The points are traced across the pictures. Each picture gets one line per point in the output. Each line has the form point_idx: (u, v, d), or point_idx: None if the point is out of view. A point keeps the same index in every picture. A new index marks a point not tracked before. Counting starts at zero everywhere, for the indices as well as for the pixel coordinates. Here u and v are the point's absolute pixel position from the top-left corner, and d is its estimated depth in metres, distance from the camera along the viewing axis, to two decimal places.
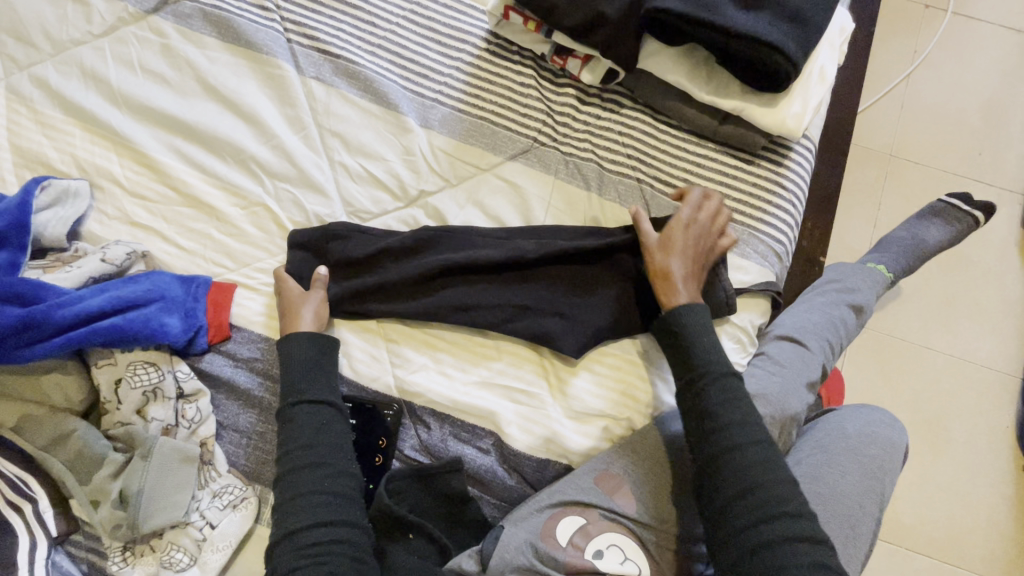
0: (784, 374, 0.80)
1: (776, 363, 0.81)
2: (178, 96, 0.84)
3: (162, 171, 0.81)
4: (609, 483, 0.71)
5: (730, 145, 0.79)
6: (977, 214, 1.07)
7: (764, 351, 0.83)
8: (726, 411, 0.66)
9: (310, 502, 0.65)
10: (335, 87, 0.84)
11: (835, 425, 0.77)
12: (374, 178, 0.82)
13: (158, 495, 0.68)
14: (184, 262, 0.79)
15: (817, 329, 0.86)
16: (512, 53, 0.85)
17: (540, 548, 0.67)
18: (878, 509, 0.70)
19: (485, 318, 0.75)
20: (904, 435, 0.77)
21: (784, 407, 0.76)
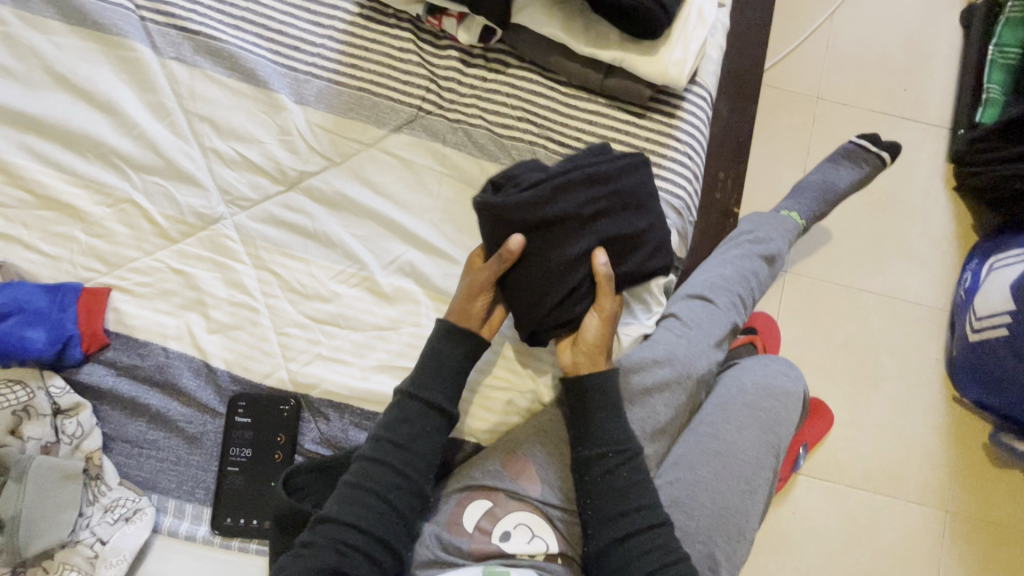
0: (691, 334, 0.79)
1: (683, 324, 0.79)
2: (27, 89, 0.77)
3: (16, 174, 0.75)
4: (514, 465, 0.70)
5: (620, 98, 0.76)
6: (883, 154, 1.06)
7: (674, 313, 0.81)
8: (632, 489, 0.66)
9: (355, 500, 0.64)
10: (199, 67, 0.78)
11: (733, 380, 0.79)
12: (251, 163, 0.77)
13: (38, 517, 0.64)
14: (49, 270, 0.74)
15: (727, 285, 0.86)
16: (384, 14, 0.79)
17: (445, 538, 0.67)
18: (775, 459, 0.73)
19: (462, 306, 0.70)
20: (797, 381, 0.81)
21: (691, 367, 0.76)
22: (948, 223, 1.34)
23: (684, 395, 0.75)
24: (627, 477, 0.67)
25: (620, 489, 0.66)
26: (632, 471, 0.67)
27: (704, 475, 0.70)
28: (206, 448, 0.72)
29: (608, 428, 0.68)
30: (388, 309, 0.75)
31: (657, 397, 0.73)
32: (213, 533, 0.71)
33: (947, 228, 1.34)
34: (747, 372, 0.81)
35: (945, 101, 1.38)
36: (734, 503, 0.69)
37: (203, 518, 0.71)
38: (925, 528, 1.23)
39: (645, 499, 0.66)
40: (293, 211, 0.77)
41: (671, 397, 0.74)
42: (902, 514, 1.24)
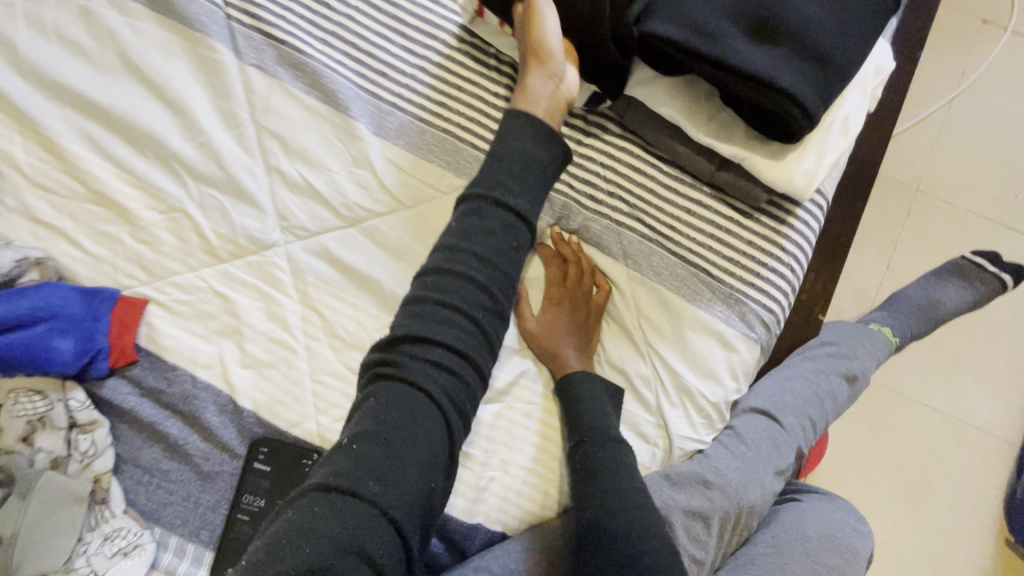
0: (749, 457, 0.71)
1: (743, 442, 0.71)
2: (96, 72, 0.73)
3: (72, 163, 0.71)
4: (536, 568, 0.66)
5: (725, 192, 0.68)
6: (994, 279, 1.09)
7: (733, 426, 0.72)
8: (610, 473, 0.62)
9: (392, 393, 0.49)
10: (278, 79, 0.72)
11: (798, 526, 0.71)
12: (315, 191, 0.72)
13: (36, 541, 0.61)
14: (88, 270, 0.69)
15: (798, 405, 0.78)
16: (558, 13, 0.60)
17: None
18: None
19: None
20: (865, 540, 0.73)
21: (742, 495, 0.68)
22: None
23: (729, 527, 0.67)
24: (606, 461, 0.62)
25: (597, 470, 0.62)
26: (606, 450, 0.63)
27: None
28: (217, 490, 0.68)
29: (583, 411, 0.64)
30: None
31: (704, 524, 0.66)
32: None
33: None
34: (808, 515, 0.73)
35: None
36: None
37: (203, 561, 0.66)
38: None
39: (623, 482, 0.61)
40: (350, 250, 0.71)
41: (721, 522, 0.67)
42: None
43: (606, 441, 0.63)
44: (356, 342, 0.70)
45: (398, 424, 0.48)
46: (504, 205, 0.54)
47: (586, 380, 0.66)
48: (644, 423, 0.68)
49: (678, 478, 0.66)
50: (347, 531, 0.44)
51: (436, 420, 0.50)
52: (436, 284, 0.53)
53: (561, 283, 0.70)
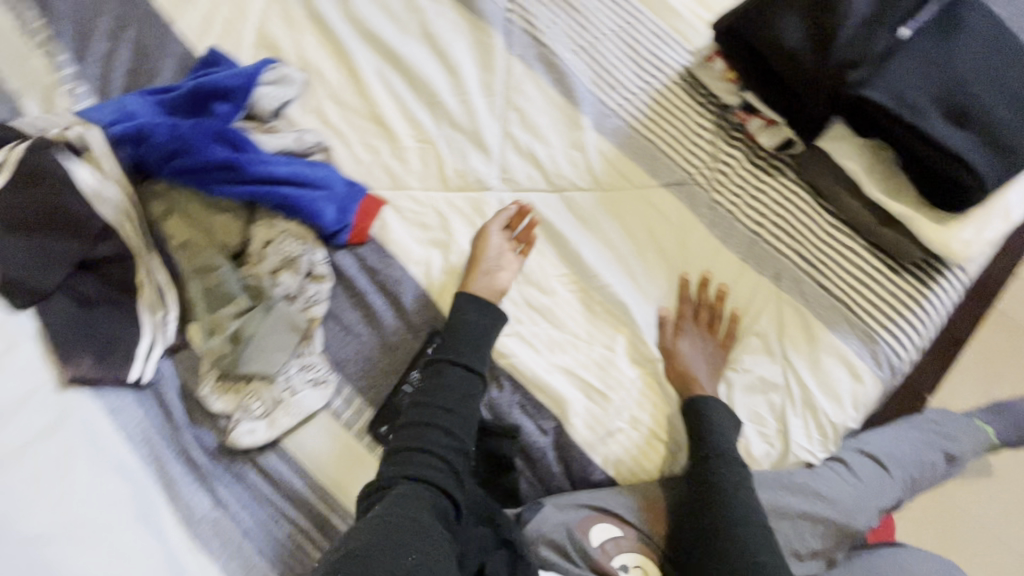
0: (859, 488, 0.77)
1: (854, 475, 0.77)
2: (400, 31, 0.95)
3: (365, 89, 0.92)
4: (649, 512, 0.75)
5: (880, 247, 0.79)
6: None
7: (845, 459, 0.79)
8: (729, 489, 0.70)
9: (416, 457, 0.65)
10: (532, 70, 0.92)
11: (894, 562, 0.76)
12: (535, 158, 0.89)
13: (262, 348, 0.78)
14: (352, 167, 0.89)
15: (904, 461, 0.84)
16: (784, 65, 0.75)
17: (574, 536, 0.71)
18: None
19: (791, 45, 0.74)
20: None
21: (849, 518, 0.74)
22: None
23: (833, 540, 0.74)
24: (727, 480, 0.70)
25: (719, 484, 0.70)
26: (728, 471, 0.71)
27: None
28: (394, 361, 0.82)
29: (712, 431, 0.73)
30: (588, 323, 0.82)
31: (808, 527, 0.74)
32: (367, 432, 0.80)
33: None
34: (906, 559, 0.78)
35: None
36: None
37: (363, 415, 0.80)
38: None
39: (739, 502, 0.69)
40: (550, 210, 0.87)
41: (826, 536, 0.74)
42: None
43: (731, 461, 0.71)
44: (535, 281, 0.84)
45: (385, 526, 0.55)
46: (460, 366, 0.73)
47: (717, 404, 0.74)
48: (762, 419, 0.77)
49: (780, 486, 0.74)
50: (402, 529, 0.55)
51: (442, 468, 0.65)
52: (427, 370, 0.74)
53: (693, 318, 0.81)
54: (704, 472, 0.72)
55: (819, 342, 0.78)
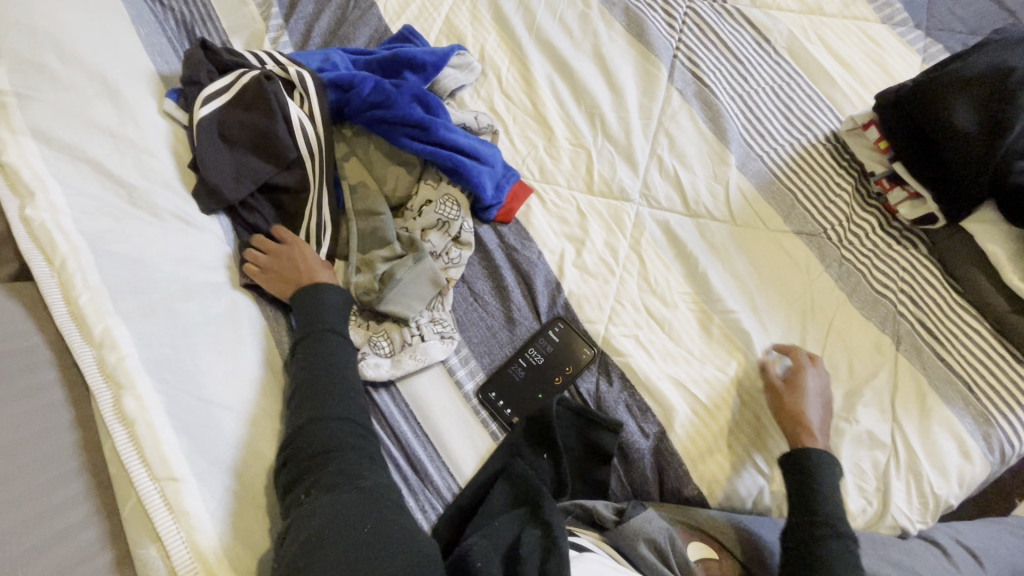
0: (955, 574, 0.78)
1: (951, 561, 0.79)
2: (574, 48, 1.05)
3: (533, 89, 1.01)
4: (750, 545, 0.75)
5: (1005, 334, 0.81)
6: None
7: (942, 544, 0.81)
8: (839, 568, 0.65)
9: (331, 426, 0.63)
10: (689, 104, 0.99)
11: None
12: (678, 182, 0.95)
13: (403, 293, 0.83)
14: (508, 153, 0.97)
15: (999, 560, 0.83)
16: (946, 139, 0.80)
17: (677, 544, 0.70)
18: None
19: (959, 121, 0.79)
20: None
21: None
22: None
23: None
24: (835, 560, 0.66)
25: (826, 560, 0.66)
26: (839, 550, 0.66)
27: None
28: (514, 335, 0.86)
29: (819, 499, 0.70)
30: (704, 343, 0.85)
31: None
32: (474, 394, 0.83)
33: None
34: None
35: None
36: None
37: (474, 377, 0.84)
38: None
39: None
40: (684, 231, 0.92)
41: None
42: None
43: (842, 541, 0.67)
44: (660, 293, 0.88)
45: (325, 536, 0.53)
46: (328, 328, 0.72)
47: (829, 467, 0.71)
48: (866, 473, 0.77)
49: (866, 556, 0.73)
50: (358, 517, 0.55)
51: (350, 423, 0.64)
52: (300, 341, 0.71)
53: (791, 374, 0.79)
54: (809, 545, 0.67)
55: (934, 417, 0.78)
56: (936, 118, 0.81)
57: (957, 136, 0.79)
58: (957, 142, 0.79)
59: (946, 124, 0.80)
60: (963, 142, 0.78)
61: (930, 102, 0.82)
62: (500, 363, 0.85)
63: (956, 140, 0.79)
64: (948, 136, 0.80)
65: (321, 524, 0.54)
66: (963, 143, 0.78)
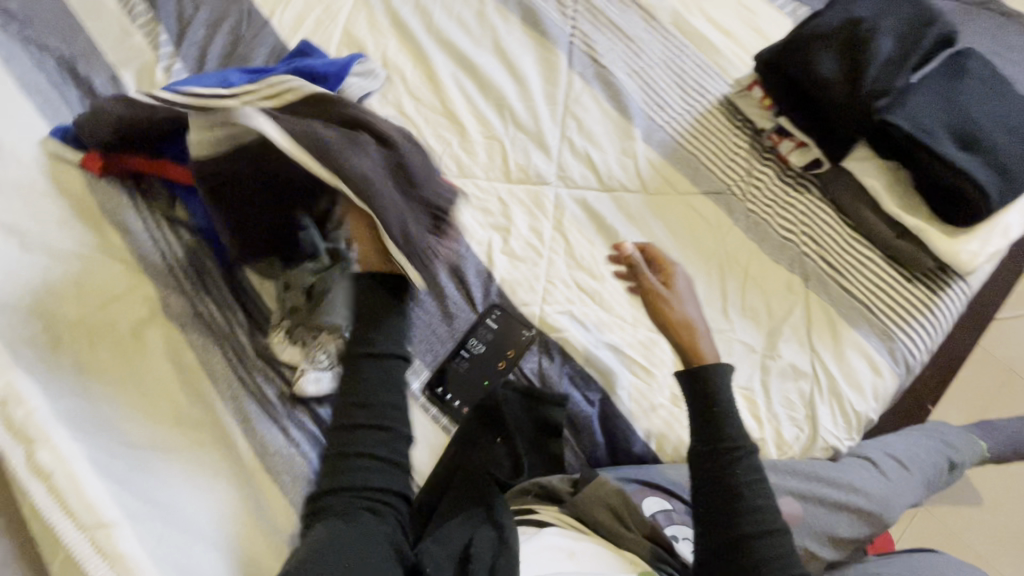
0: (886, 485, 0.84)
1: (881, 473, 0.85)
2: (475, 45, 1.07)
3: (440, 88, 1.03)
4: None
5: (896, 258, 0.89)
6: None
7: (874, 459, 0.87)
8: (751, 496, 0.61)
9: (367, 442, 0.69)
10: (591, 86, 1.03)
11: (931, 559, 0.78)
12: (589, 160, 0.99)
13: (338, 302, 0.83)
14: (424, 153, 0.98)
15: (922, 464, 0.91)
16: (814, 88, 0.88)
17: (632, 503, 0.71)
18: None
19: (824, 71, 0.86)
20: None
21: (879, 510, 0.82)
22: None
23: (868, 527, 0.81)
24: (749, 493, 0.61)
25: (740, 493, 0.60)
26: (752, 479, 0.61)
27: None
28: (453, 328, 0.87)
29: (726, 425, 0.63)
30: (634, 308, 0.89)
31: (848, 518, 0.79)
32: (421, 392, 0.83)
33: None
34: (946, 559, 0.80)
35: None
36: None
37: (420, 376, 0.84)
38: None
39: (760, 513, 0.60)
40: (602, 206, 0.96)
41: (862, 524, 0.80)
42: None
43: (752, 466, 0.62)
44: (588, 267, 0.92)
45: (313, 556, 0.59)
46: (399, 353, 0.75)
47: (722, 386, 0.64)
48: (794, 403, 0.83)
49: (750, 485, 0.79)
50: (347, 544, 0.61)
51: (384, 464, 0.69)
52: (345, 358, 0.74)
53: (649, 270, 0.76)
54: (725, 477, 0.61)
55: (846, 343, 0.85)
56: (806, 70, 0.88)
57: (825, 84, 0.86)
58: (826, 90, 0.86)
59: (815, 75, 0.87)
60: (829, 89, 0.86)
61: (797, 56, 0.89)
62: (443, 357, 0.86)
63: (824, 87, 0.86)
64: (817, 85, 0.87)
65: (337, 539, 0.62)
66: (830, 90, 0.86)
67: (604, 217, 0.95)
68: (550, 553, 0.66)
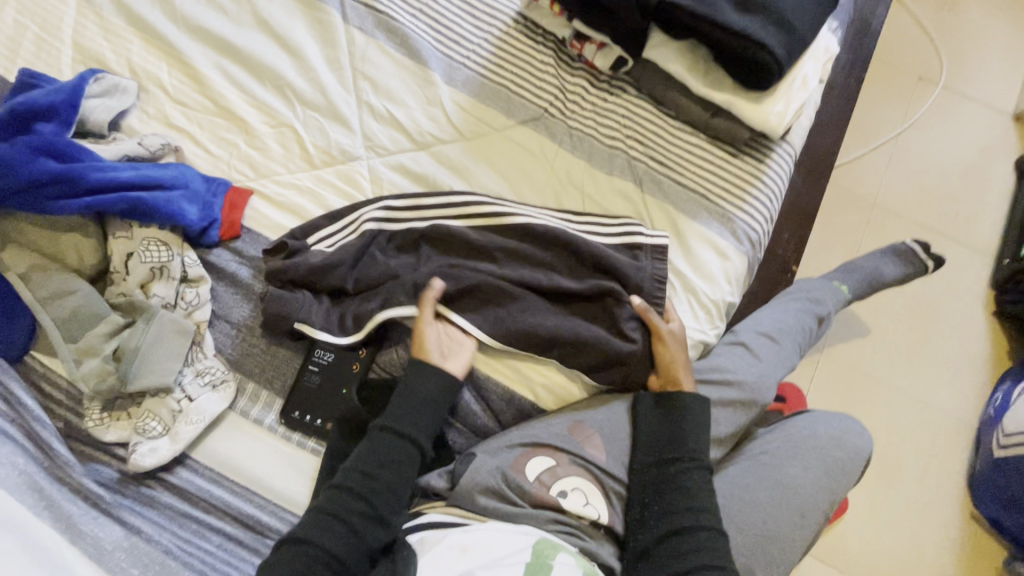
0: (761, 365, 0.87)
1: (754, 355, 0.88)
2: (233, 24, 0.93)
3: (206, 85, 0.89)
4: (580, 433, 0.76)
5: (718, 138, 0.88)
6: (928, 262, 1.22)
7: (746, 342, 0.89)
8: (697, 495, 0.73)
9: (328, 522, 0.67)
10: (375, 38, 0.93)
11: (809, 425, 0.90)
12: (394, 120, 0.90)
13: (150, 360, 0.73)
14: (208, 164, 0.86)
15: (790, 330, 0.95)
16: None
17: (510, 477, 0.72)
18: (828, 504, 0.84)
19: None
20: (856, 438, 0.90)
21: (759, 392, 0.85)
22: (983, 343, 1.41)
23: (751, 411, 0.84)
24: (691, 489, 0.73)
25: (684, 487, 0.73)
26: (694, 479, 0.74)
27: (764, 498, 0.81)
28: (295, 344, 0.80)
29: (687, 438, 0.76)
30: None
31: (729, 411, 0.83)
32: (278, 423, 0.77)
33: (983, 347, 1.40)
34: (819, 423, 0.92)
35: (995, 232, 1.48)
36: (790, 527, 0.80)
37: (273, 407, 0.78)
38: None
39: (699, 506, 0.72)
40: (421, 167, 0.88)
41: (745, 411, 0.84)
42: None
43: (701, 471, 0.75)
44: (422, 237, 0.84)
45: None
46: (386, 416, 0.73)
47: (697, 400, 0.78)
48: None
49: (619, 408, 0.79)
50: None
51: (341, 522, 0.67)
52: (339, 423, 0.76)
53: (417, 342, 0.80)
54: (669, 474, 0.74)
55: (691, 237, 0.84)
56: None
57: None
58: None
59: None
60: None
61: None
62: (292, 380, 0.79)
63: None
64: None
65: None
66: None
67: (426, 178, 0.88)
68: (446, 551, 0.64)
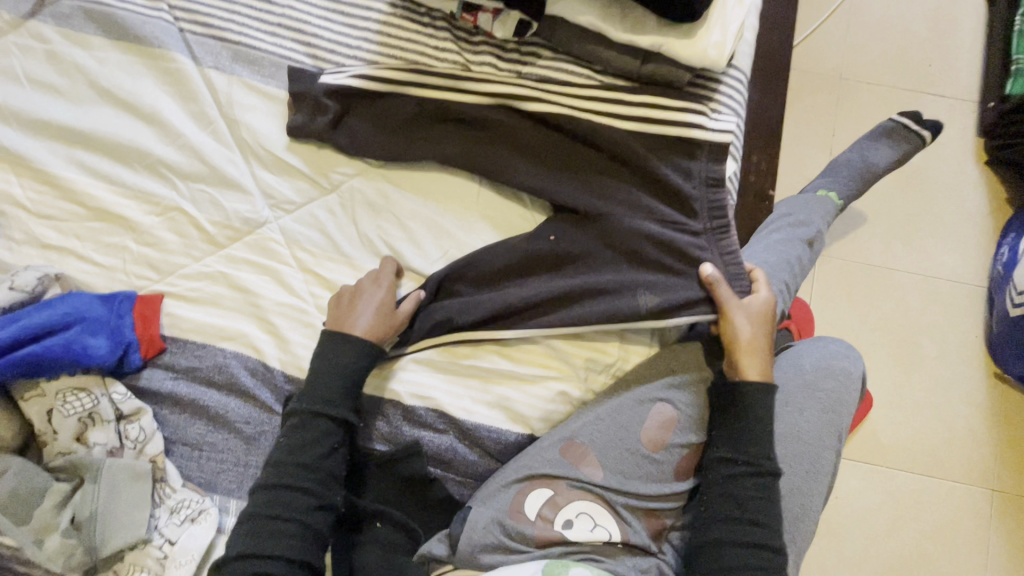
0: None
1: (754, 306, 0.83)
2: (71, 103, 0.79)
3: (66, 187, 0.77)
4: (574, 453, 0.71)
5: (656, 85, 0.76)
6: (923, 133, 1.12)
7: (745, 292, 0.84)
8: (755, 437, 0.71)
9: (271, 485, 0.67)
10: (237, 75, 0.79)
11: (792, 365, 0.88)
12: (292, 167, 0.78)
13: (113, 516, 0.66)
14: (103, 279, 0.75)
15: (773, 272, 0.87)
16: None
17: (509, 526, 0.68)
18: (836, 439, 0.84)
19: None
20: (846, 361, 0.88)
21: None
22: (980, 196, 1.33)
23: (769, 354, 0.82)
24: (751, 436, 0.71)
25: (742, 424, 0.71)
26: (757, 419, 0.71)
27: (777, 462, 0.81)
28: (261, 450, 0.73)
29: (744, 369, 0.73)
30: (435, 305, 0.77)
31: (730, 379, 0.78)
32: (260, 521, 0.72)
33: (981, 203, 1.32)
34: (806, 355, 0.90)
35: (974, 75, 1.36)
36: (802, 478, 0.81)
37: None
38: (971, 509, 1.22)
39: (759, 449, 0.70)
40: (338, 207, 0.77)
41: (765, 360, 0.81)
42: (948, 494, 1.23)
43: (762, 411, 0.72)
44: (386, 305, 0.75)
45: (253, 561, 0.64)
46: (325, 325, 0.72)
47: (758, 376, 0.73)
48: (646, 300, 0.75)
49: (609, 417, 0.73)
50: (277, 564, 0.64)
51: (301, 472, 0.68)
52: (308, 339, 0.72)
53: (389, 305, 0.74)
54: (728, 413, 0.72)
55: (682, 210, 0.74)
56: None
57: None
58: None
59: None
60: None
61: None
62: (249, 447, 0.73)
63: None
64: None
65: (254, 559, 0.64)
66: None
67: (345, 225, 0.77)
68: None
